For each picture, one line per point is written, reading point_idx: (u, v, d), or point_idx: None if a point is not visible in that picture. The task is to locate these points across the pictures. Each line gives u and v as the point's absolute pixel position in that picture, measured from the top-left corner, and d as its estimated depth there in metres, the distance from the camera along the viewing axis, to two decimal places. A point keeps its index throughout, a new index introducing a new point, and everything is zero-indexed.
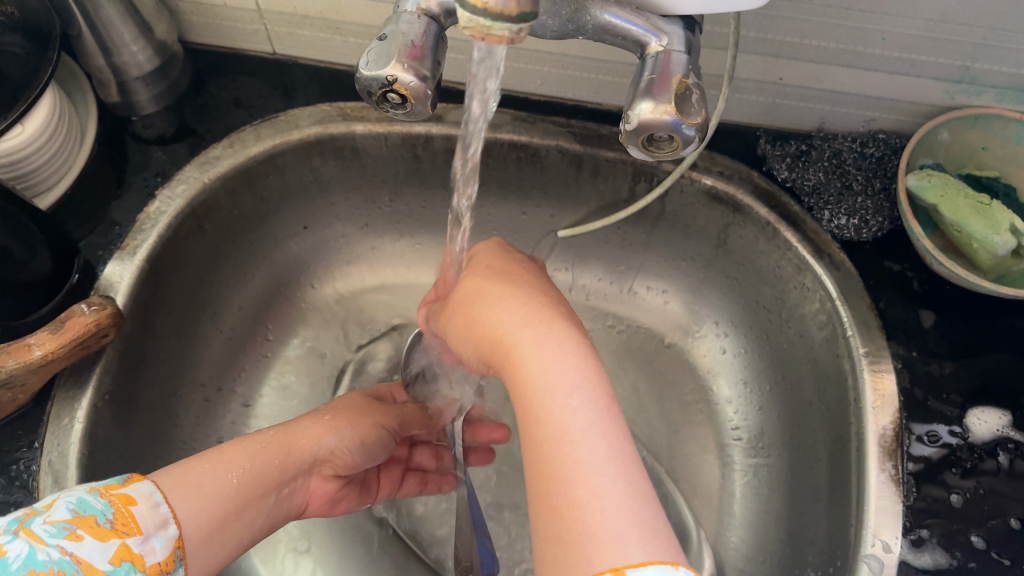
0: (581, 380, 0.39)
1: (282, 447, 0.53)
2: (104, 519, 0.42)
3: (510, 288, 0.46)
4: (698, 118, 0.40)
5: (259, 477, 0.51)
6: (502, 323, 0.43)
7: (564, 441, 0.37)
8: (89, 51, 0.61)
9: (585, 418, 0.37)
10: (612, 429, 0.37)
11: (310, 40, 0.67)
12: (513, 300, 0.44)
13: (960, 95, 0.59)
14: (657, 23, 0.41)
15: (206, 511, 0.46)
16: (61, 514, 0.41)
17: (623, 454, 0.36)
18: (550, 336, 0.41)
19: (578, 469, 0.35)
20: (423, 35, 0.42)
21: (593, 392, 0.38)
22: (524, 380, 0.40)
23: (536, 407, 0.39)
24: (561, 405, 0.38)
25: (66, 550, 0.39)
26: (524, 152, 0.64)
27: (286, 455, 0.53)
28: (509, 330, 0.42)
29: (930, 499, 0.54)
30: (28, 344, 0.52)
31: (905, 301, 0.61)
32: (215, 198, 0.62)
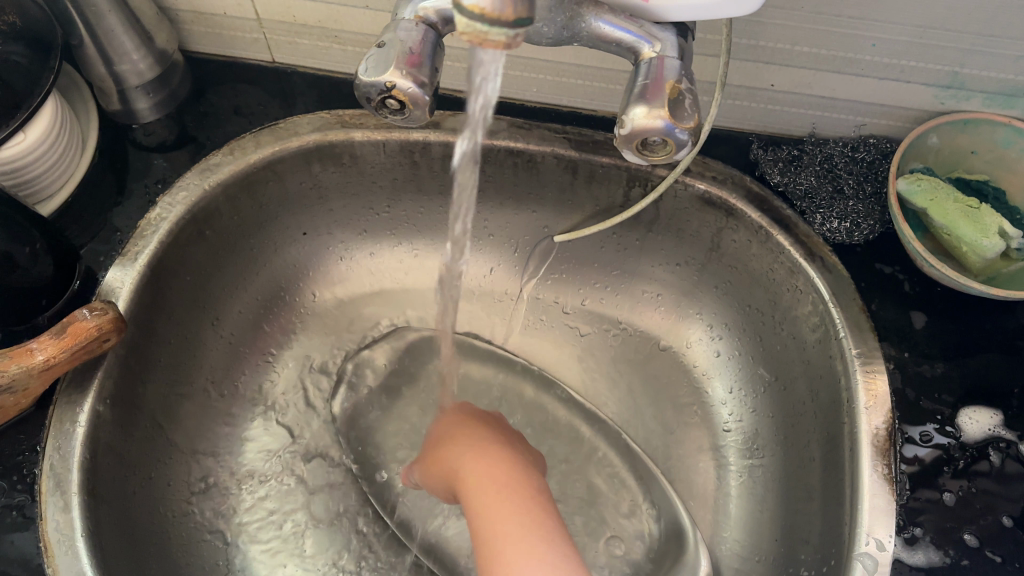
0: (521, 490, 0.52)
1: None
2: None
3: (474, 438, 0.59)
4: (691, 122, 0.41)
5: None
6: (463, 458, 0.57)
7: (502, 531, 0.49)
8: (91, 60, 0.62)
9: (517, 507, 0.51)
10: (539, 517, 0.50)
11: (309, 48, 0.68)
12: (474, 451, 0.57)
13: (949, 100, 0.60)
14: (650, 30, 0.42)
15: None
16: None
17: (550, 545, 0.48)
18: (501, 455, 0.57)
19: (511, 551, 0.47)
20: (421, 43, 0.43)
21: (527, 495, 0.52)
22: (473, 498, 0.52)
23: (483, 526, 0.50)
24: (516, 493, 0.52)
25: None
26: (521, 158, 0.65)
27: None
28: (468, 466, 0.56)
29: (923, 497, 0.55)
30: (29, 348, 0.53)
31: (897, 303, 0.62)
32: (215, 205, 0.63)
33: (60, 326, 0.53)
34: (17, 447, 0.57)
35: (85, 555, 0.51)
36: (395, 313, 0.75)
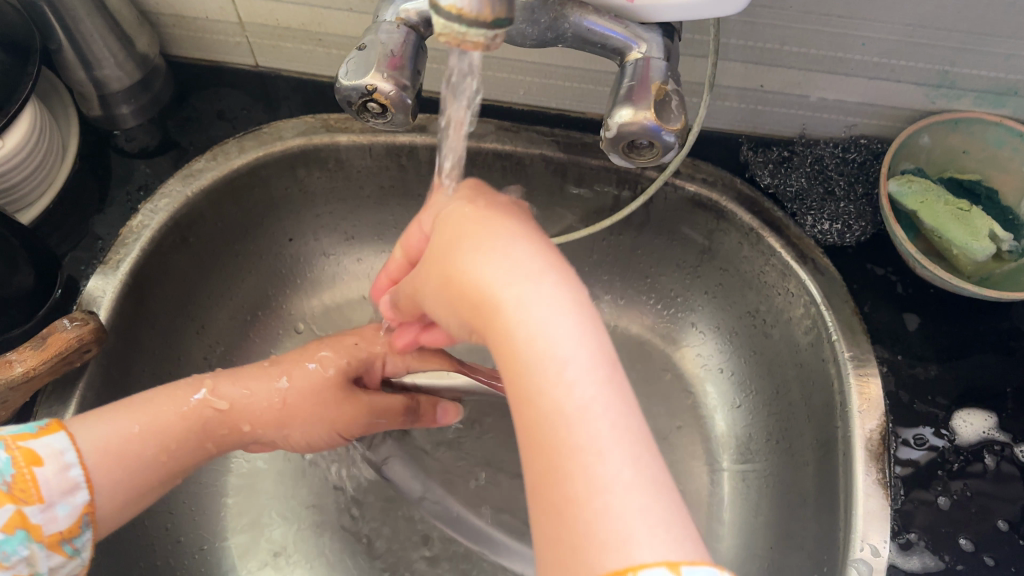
0: (578, 348, 0.32)
1: (227, 424, 0.53)
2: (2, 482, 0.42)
3: (494, 228, 0.38)
4: (677, 124, 0.40)
5: (189, 446, 0.51)
6: (481, 282, 0.35)
7: (552, 424, 0.30)
8: (70, 65, 0.61)
9: (583, 390, 0.31)
10: (616, 401, 0.31)
11: (293, 52, 0.67)
12: (497, 250, 0.36)
13: (940, 99, 0.59)
14: (636, 31, 0.42)
15: (120, 481, 0.47)
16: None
17: (624, 414, 0.30)
18: (530, 259, 0.35)
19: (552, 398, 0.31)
20: (402, 45, 0.42)
21: (593, 360, 0.31)
22: (504, 355, 0.33)
23: (522, 386, 0.32)
24: (550, 350, 0.31)
25: None
26: (508, 161, 0.64)
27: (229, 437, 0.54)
28: (495, 290, 0.34)
29: (917, 501, 0.54)
30: (10, 361, 0.51)
31: (890, 304, 0.62)
32: (198, 212, 0.62)
33: (38, 337, 0.52)
34: None
35: None
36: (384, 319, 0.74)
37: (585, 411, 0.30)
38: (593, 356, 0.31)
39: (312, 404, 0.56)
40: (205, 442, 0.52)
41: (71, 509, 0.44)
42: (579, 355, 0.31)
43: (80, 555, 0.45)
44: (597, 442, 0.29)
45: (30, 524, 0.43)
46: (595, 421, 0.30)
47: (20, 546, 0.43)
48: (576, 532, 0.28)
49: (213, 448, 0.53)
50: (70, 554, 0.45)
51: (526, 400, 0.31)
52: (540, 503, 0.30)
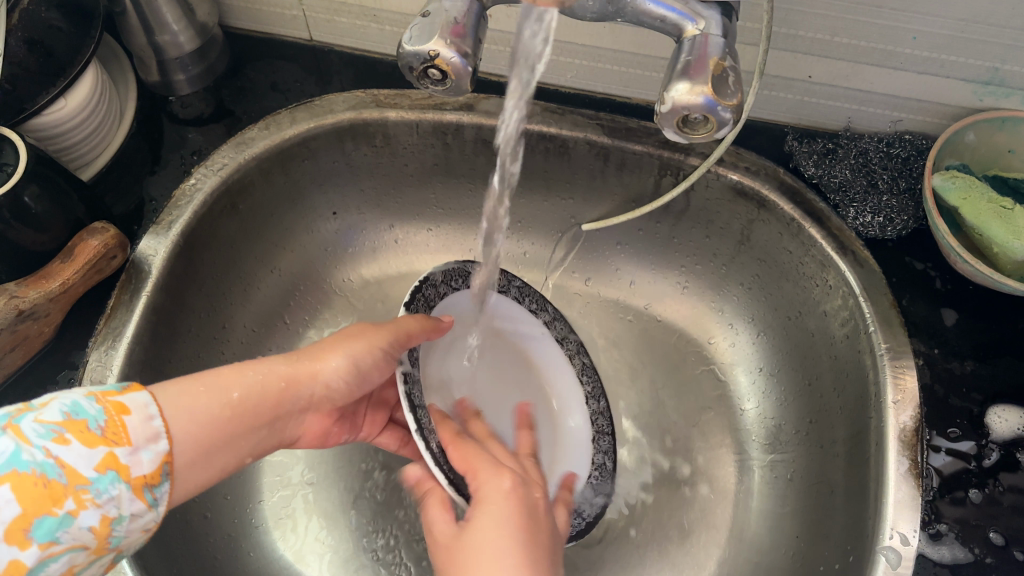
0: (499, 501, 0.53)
1: (282, 378, 0.48)
2: (96, 425, 0.38)
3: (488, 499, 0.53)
4: (734, 100, 0.40)
5: (256, 407, 0.46)
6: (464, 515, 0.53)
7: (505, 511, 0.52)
8: (132, 29, 0.63)
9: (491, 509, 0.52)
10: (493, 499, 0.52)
11: (347, 27, 0.68)
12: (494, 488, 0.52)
13: (988, 97, 0.59)
14: (694, 8, 0.42)
15: (199, 414, 0.43)
16: (52, 415, 0.37)
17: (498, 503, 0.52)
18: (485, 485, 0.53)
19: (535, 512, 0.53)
20: (465, 14, 0.43)
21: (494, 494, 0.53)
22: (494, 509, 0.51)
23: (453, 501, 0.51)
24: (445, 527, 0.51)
25: (51, 452, 0.36)
26: (553, 143, 0.65)
27: (293, 383, 0.49)
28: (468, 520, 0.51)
29: (949, 494, 0.55)
30: (44, 276, 0.57)
31: (929, 300, 0.62)
32: (248, 179, 0.64)
33: (67, 250, 0.59)
34: None
35: None
36: None
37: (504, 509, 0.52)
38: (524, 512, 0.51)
39: (212, 432, 0.43)
40: (214, 425, 0.44)
41: (157, 455, 0.40)
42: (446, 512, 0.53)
43: (158, 508, 0.40)
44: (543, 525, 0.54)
45: (119, 464, 0.38)
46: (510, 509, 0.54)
47: (112, 487, 0.37)
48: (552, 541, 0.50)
49: (271, 410, 0.47)
50: (151, 503, 0.40)
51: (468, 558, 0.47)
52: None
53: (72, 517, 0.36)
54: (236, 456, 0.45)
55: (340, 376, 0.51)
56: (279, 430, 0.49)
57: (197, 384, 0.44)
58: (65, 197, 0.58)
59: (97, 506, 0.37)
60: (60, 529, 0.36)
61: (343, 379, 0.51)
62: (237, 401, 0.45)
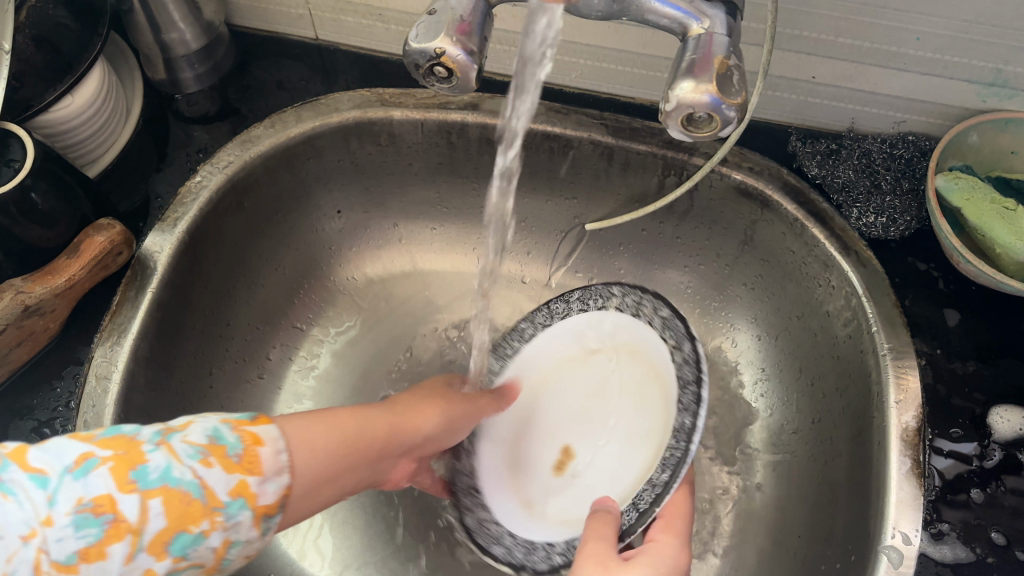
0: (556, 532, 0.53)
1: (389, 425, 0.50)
2: (233, 454, 0.40)
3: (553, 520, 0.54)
4: (739, 98, 0.41)
5: (365, 438, 0.48)
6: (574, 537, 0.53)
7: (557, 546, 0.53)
8: (140, 27, 0.63)
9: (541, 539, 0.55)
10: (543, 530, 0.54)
11: (353, 26, 0.68)
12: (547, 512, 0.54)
13: (991, 98, 0.60)
14: (700, 7, 0.42)
15: (317, 467, 0.44)
16: (198, 437, 0.40)
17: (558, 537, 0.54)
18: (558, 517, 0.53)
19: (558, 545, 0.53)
20: (471, 12, 0.43)
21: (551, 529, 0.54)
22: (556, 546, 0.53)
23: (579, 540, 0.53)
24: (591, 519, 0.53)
25: (197, 472, 0.39)
26: (557, 142, 0.66)
27: (397, 430, 0.51)
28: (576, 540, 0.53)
29: (951, 494, 0.55)
30: (50, 272, 0.58)
31: (932, 300, 0.62)
32: (254, 177, 0.64)
33: (73, 247, 0.59)
34: (50, 404, 0.58)
35: None
36: (425, 293, 0.75)
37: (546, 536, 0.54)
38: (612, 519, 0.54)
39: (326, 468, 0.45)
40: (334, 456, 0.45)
41: (281, 488, 0.42)
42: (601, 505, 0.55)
43: (267, 536, 0.42)
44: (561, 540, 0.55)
45: (248, 492, 0.40)
46: None
47: (241, 515, 0.40)
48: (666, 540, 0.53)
49: (381, 443, 0.49)
50: (263, 532, 0.42)
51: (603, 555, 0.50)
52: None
53: (204, 537, 0.39)
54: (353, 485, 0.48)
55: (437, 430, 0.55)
56: (377, 471, 0.51)
57: (304, 430, 0.44)
58: (71, 193, 0.58)
59: (223, 530, 0.39)
60: (192, 545, 0.39)
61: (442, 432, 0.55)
62: (339, 444, 0.46)
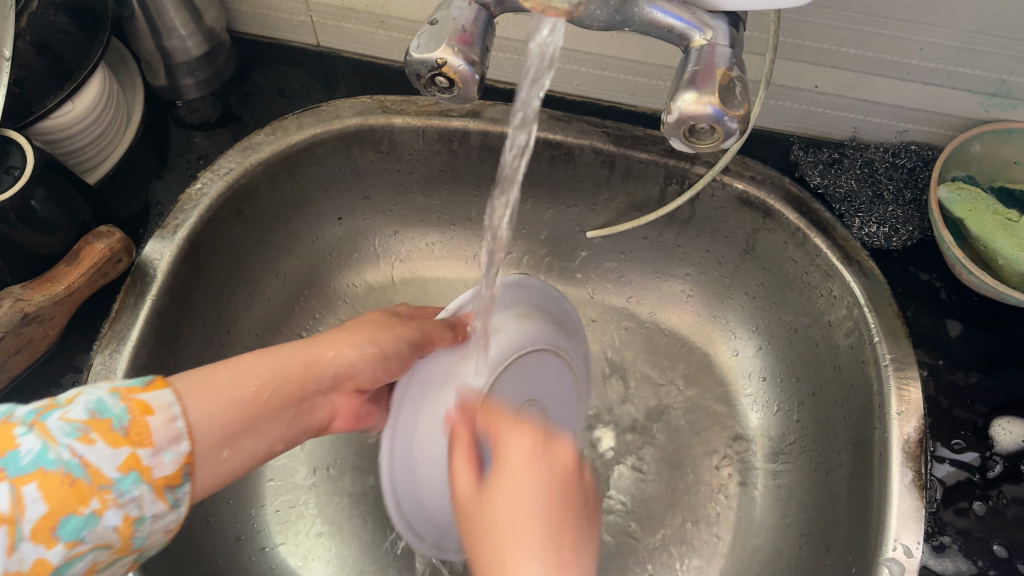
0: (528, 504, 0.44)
1: (301, 358, 0.52)
2: (119, 426, 0.40)
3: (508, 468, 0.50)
4: (741, 111, 0.41)
5: (280, 386, 0.50)
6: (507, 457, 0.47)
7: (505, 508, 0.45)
8: (141, 33, 0.63)
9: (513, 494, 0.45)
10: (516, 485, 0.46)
11: (354, 33, 0.68)
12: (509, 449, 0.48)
13: (994, 109, 0.59)
14: (702, 18, 0.42)
15: (221, 418, 0.46)
16: (78, 413, 0.40)
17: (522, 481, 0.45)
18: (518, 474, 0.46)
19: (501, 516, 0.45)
20: (474, 22, 0.43)
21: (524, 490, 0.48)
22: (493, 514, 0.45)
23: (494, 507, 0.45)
24: (502, 502, 0.45)
25: (76, 452, 0.39)
26: (558, 150, 0.66)
27: (306, 367, 0.52)
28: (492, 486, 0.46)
29: (952, 506, 0.55)
30: (49, 279, 0.58)
31: (934, 310, 0.62)
32: (254, 183, 0.64)
33: (73, 254, 0.59)
34: None
35: None
36: (426, 300, 0.75)
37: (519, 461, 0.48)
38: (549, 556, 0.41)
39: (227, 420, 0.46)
40: (239, 411, 0.47)
41: (176, 457, 0.42)
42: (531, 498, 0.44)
43: (179, 508, 0.43)
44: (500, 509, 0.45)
45: (141, 466, 0.41)
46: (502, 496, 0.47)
47: (133, 487, 0.40)
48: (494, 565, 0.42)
49: (297, 387, 0.51)
50: (171, 504, 0.42)
51: (486, 523, 0.44)
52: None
53: (97, 516, 0.39)
54: (267, 440, 0.49)
55: (364, 359, 0.55)
56: (301, 414, 0.52)
57: (217, 380, 0.47)
58: (71, 201, 0.58)
59: (119, 506, 0.40)
60: (85, 528, 0.38)
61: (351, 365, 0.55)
62: (257, 394, 0.48)
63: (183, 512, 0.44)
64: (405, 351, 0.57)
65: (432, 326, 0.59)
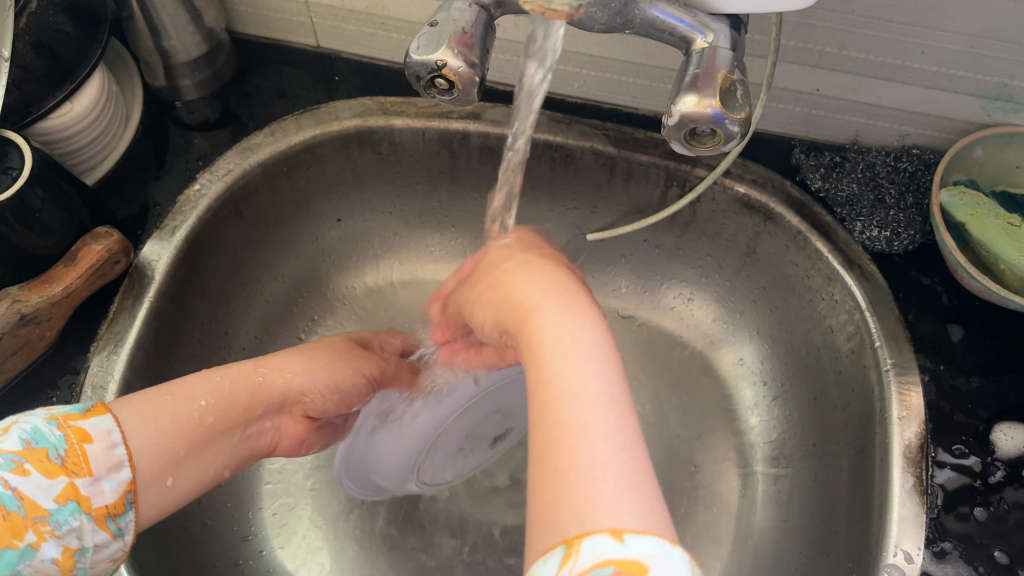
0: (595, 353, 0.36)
1: (249, 383, 0.51)
2: (56, 455, 0.42)
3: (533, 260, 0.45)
4: (742, 114, 0.40)
5: (223, 414, 0.49)
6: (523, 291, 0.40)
7: (569, 405, 0.33)
8: (140, 34, 0.62)
9: (595, 383, 0.34)
10: (623, 430, 0.33)
11: (354, 34, 0.68)
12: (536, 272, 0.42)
13: (996, 113, 0.59)
14: (704, 21, 0.42)
15: (160, 445, 0.46)
16: (10, 444, 0.41)
17: (625, 424, 0.33)
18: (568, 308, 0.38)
19: (581, 435, 0.32)
20: (473, 24, 0.42)
21: (607, 368, 0.35)
22: (535, 342, 0.37)
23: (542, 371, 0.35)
24: (571, 371, 0.34)
25: (9, 484, 0.40)
26: (558, 153, 0.65)
27: (255, 393, 0.52)
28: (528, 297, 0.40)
29: (954, 512, 0.54)
30: (47, 280, 0.57)
31: (936, 315, 0.62)
32: (253, 185, 0.64)
33: (71, 255, 0.59)
34: None
35: None
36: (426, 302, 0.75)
37: (573, 384, 0.34)
38: (632, 458, 0.32)
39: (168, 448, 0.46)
40: (179, 442, 0.47)
41: (119, 485, 0.43)
42: (601, 376, 0.34)
43: (123, 536, 0.44)
44: (585, 411, 0.33)
45: (80, 495, 0.42)
46: (583, 396, 0.33)
47: (72, 517, 0.42)
48: (571, 490, 0.31)
49: (242, 415, 0.51)
50: (115, 533, 0.44)
51: (546, 398, 0.34)
52: (531, 538, 0.32)
53: (34, 549, 0.40)
54: (210, 466, 0.49)
55: (316, 388, 0.55)
56: (246, 440, 0.52)
57: (161, 407, 0.46)
58: (69, 201, 0.58)
59: (56, 538, 0.41)
60: (21, 561, 0.40)
61: (312, 392, 0.55)
62: (201, 420, 0.48)
63: (130, 538, 0.45)
64: (363, 381, 0.57)
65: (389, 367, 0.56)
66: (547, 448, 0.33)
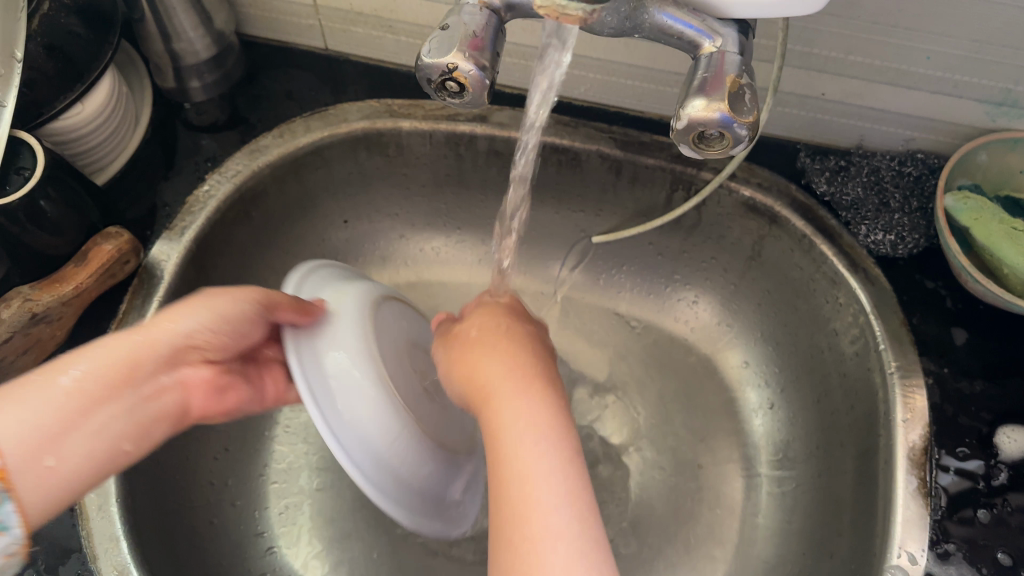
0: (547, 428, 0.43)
1: (124, 350, 0.43)
2: None
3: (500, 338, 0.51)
4: (750, 117, 0.41)
5: (103, 382, 0.42)
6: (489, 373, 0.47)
7: (525, 484, 0.40)
8: (151, 36, 0.63)
9: (547, 462, 0.41)
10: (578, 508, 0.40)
11: (362, 37, 0.68)
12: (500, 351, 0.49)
13: (1000, 118, 0.60)
14: (712, 25, 0.42)
15: (28, 423, 0.39)
16: None
17: (578, 497, 0.40)
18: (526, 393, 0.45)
19: (537, 511, 0.39)
20: (484, 27, 0.43)
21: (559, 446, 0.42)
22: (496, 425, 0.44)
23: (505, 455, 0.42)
24: (528, 453, 0.42)
25: None
26: (565, 156, 0.66)
27: (135, 352, 0.44)
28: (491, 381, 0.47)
29: (957, 514, 0.55)
30: (57, 280, 0.58)
31: (939, 318, 0.62)
32: (262, 186, 0.64)
33: (81, 254, 0.59)
34: None
35: (117, 517, 0.51)
36: (431, 303, 0.75)
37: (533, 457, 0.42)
38: (580, 532, 0.39)
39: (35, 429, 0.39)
40: (60, 418, 0.40)
41: None
42: (553, 455, 0.42)
43: (10, 530, 0.39)
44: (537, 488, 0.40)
45: None
46: (537, 471, 0.41)
47: None
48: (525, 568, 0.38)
49: (119, 383, 0.42)
50: None
51: (505, 474, 0.41)
52: None
53: None
54: (106, 445, 0.42)
55: (205, 328, 0.47)
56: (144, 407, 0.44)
57: (20, 394, 0.40)
58: (80, 201, 0.58)
59: None
60: None
61: (199, 338, 0.47)
62: (74, 388, 0.41)
63: (24, 531, 0.39)
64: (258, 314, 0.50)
65: (279, 296, 0.50)
66: (507, 522, 0.40)
